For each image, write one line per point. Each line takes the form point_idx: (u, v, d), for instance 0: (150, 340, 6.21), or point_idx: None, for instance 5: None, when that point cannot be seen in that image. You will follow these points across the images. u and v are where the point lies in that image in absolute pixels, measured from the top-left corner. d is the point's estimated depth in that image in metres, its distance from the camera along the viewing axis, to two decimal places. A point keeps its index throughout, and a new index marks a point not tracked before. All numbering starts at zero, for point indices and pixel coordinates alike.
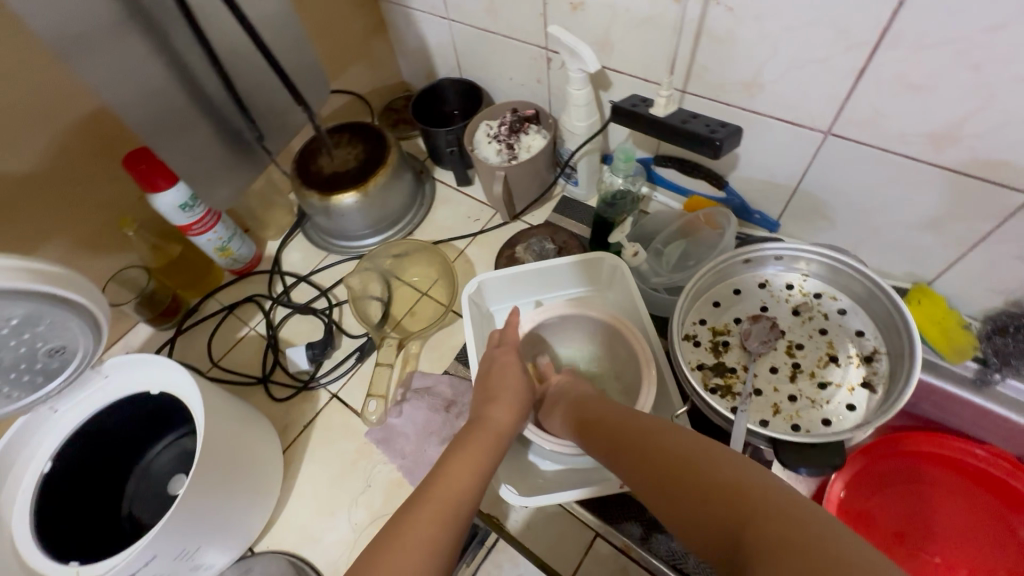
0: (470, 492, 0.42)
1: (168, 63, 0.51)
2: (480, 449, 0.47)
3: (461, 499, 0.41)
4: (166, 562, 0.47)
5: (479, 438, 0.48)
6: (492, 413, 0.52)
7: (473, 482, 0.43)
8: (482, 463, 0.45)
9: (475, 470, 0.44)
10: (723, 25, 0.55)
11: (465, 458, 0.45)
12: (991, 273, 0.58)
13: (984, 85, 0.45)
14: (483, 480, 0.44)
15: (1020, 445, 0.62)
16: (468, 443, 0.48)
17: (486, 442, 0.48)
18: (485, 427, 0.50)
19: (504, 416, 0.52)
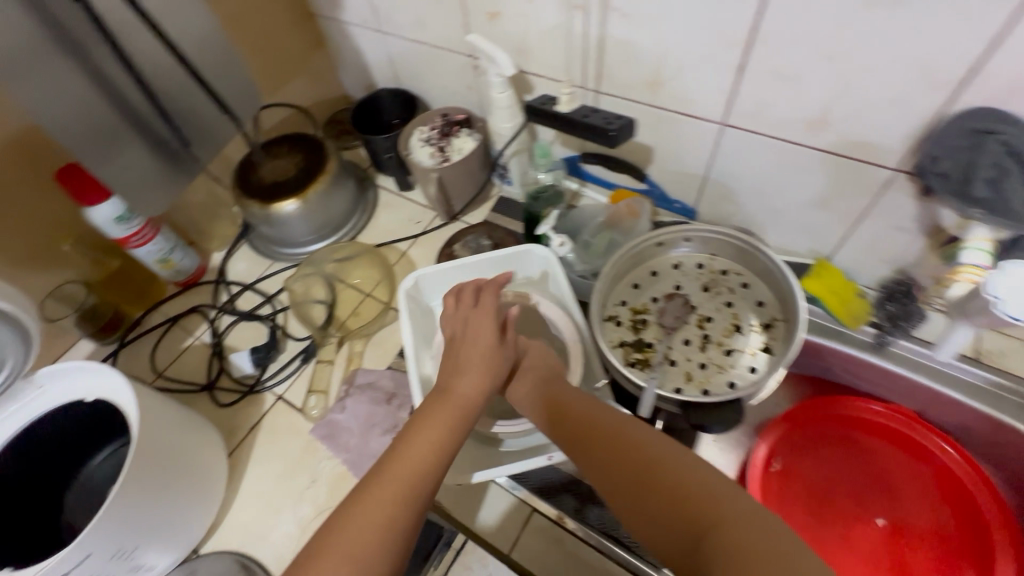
0: (429, 468, 0.44)
1: (89, 77, 0.53)
2: (442, 422, 0.47)
3: (417, 477, 0.43)
4: (101, 561, 0.48)
5: (443, 409, 0.48)
6: (453, 387, 0.50)
7: (432, 459, 0.44)
8: (443, 437, 0.46)
9: (434, 449, 0.45)
10: (622, 29, 0.60)
11: (429, 430, 0.46)
12: (877, 244, 0.64)
13: (842, 74, 0.51)
14: (445, 459, 0.45)
15: (915, 399, 0.67)
16: (430, 416, 0.47)
17: (448, 413, 0.48)
18: (451, 398, 0.49)
19: (463, 391, 0.49)
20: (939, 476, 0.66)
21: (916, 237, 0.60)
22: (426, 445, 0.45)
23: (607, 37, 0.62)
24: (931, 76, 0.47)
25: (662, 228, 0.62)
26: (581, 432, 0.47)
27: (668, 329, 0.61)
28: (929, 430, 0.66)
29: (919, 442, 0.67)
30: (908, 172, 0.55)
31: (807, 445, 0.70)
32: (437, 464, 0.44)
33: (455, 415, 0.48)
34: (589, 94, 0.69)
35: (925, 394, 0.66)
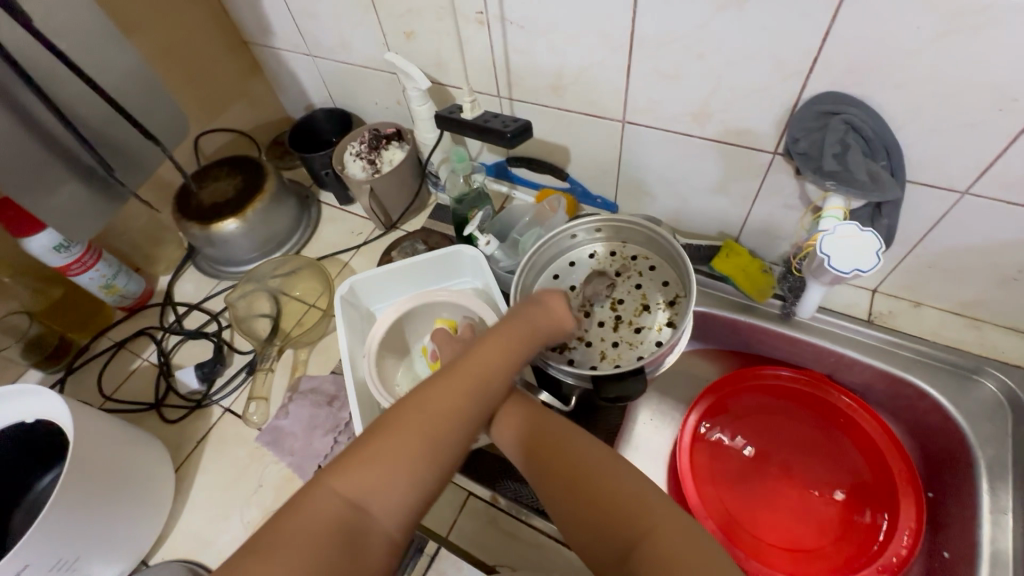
0: (455, 425, 0.44)
1: (10, 115, 0.56)
2: (482, 370, 0.48)
3: (444, 431, 0.43)
4: (42, 573, 0.50)
5: (480, 365, 0.48)
6: (441, 387, 0.46)
7: (460, 413, 0.45)
8: (471, 390, 0.46)
9: (464, 402, 0.46)
10: (521, 40, 0.65)
11: (453, 385, 0.46)
12: (773, 223, 0.69)
13: (712, 71, 0.56)
14: (474, 413, 0.46)
15: (822, 363, 0.73)
16: (452, 375, 0.46)
17: (480, 368, 0.48)
18: (491, 350, 0.50)
19: (454, 391, 0.45)
20: (851, 433, 0.72)
21: (802, 213, 0.65)
22: (454, 400, 0.45)
23: (510, 48, 0.66)
24: (782, 68, 0.53)
25: (574, 221, 0.66)
26: (537, 441, 0.50)
27: (585, 313, 0.66)
28: (835, 390, 0.71)
29: (829, 403, 0.72)
30: (783, 155, 0.60)
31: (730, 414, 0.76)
32: (466, 418, 0.45)
33: (500, 365, 0.49)
34: (504, 102, 0.74)
35: (831, 356, 0.71)
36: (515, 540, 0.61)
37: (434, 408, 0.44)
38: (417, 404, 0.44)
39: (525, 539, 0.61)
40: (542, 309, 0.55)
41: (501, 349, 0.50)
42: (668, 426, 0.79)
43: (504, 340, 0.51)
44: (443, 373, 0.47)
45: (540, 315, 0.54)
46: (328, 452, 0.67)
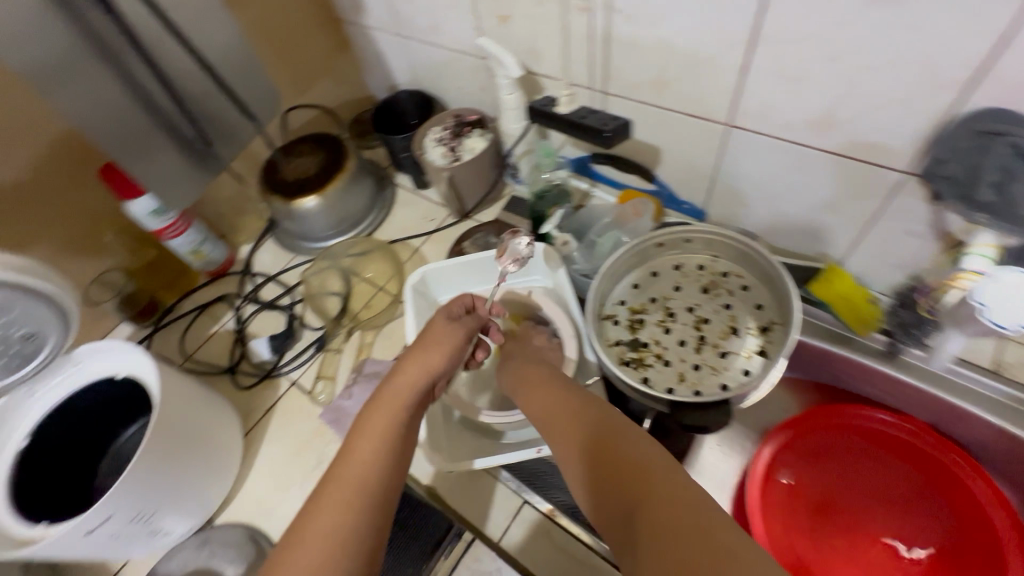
0: (384, 476, 0.43)
1: (123, 84, 0.58)
2: (387, 423, 0.47)
3: (374, 483, 0.43)
4: (122, 523, 0.53)
5: (386, 416, 0.48)
6: (369, 423, 0.47)
7: (381, 465, 0.44)
8: (388, 436, 0.46)
9: (386, 453, 0.45)
10: (626, 30, 0.60)
11: (372, 438, 0.46)
12: (890, 249, 0.61)
13: (846, 75, 0.50)
14: (399, 462, 0.45)
15: (929, 411, 0.65)
16: (376, 408, 0.48)
17: (390, 414, 0.48)
18: (389, 399, 0.49)
19: (378, 423, 0.47)
20: (952, 492, 0.64)
21: (929, 243, 0.57)
22: (374, 452, 0.45)
23: (612, 38, 0.62)
24: (937, 77, 0.45)
25: (664, 228, 0.61)
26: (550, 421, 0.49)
27: (665, 329, 0.62)
28: (942, 443, 0.64)
29: (932, 456, 0.65)
30: (919, 176, 0.53)
31: (814, 454, 0.70)
32: (395, 466, 0.45)
33: (399, 414, 0.48)
34: (597, 95, 0.70)
35: (944, 408, 0.63)
36: (569, 558, 0.59)
37: (360, 457, 0.44)
38: (349, 453, 0.45)
39: (579, 559, 0.58)
40: (425, 350, 0.54)
41: (398, 394, 0.50)
42: (737, 454, 0.74)
43: (396, 389, 0.50)
44: (369, 409, 0.49)
45: (416, 359, 0.53)
46: None
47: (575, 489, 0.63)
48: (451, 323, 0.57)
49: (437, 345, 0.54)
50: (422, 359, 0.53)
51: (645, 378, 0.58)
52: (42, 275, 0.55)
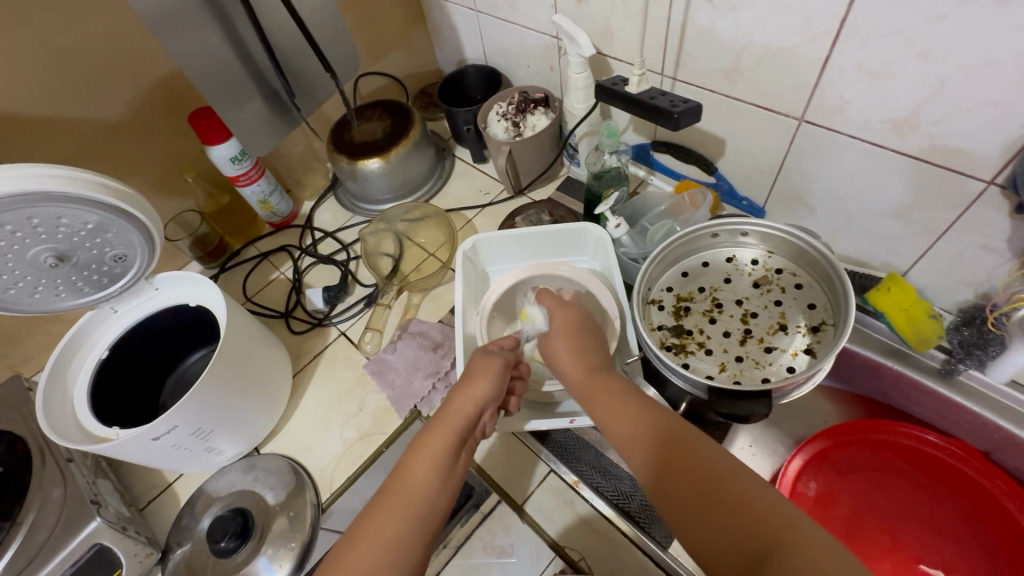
0: (431, 499, 0.47)
1: (225, 35, 0.62)
2: (440, 446, 0.49)
3: (423, 506, 0.46)
4: (183, 435, 0.57)
5: (437, 437, 0.50)
6: (414, 460, 0.48)
7: (431, 486, 0.47)
8: (441, 458, 0.49)
9: (434, 476, 0.48)
10: (705, 16, 0.59)
11: (425, 461, 0.48)
12: (960, 264, 0.59)
13: (937, 75, 0.48)
14: (448, 484, 0.48)
15: (980, 437, 0.63)
16: (422, 441, 0.50)
17: (444, 436, 0.50)
18: (445, 415, 0.51)
19: (423, 467, 0.48)
20: (993, 522, 0.62)
21: (1004, 259, 0.55)
22: (427, 477, 0.47)
23: (690, 22, 0.61)
24: None
25: (721, 219, 0.61)
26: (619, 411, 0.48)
27: (711, 320, 0.61)
28: (991, 471, 0.61)
29: (978, 483, 0.63)
30: (1002, 186, 0.50)
31: (851, 468, 0.68)
32: (442, 487, 0.48)
33: (452, 438, 0.50)
34: (666, 81, 0.70)
35: (995, 431, 0.61)
36: (588, 527, 0.62)
37: (407, 496, 0.46)
38: (396, 487, 0.47)
39: (599, 531, 0.61)
40: (472, 380, 0.53)
41: (448, 420, 0.51)
42: (768, 457, 0.73)
43: (451, 413, 0.51)
44: (417, 442, 0.50)
45: (467, 389, 0.52)
46: (426, 395, 0.70)
47: (602, 465, 0.65)
48: (489, 353, 0.56)
49: (484, 375, 0.53)
50: (468, 390, 0.52)
51: (685, 363, 0.58)
52: (142, 205, 0.59)
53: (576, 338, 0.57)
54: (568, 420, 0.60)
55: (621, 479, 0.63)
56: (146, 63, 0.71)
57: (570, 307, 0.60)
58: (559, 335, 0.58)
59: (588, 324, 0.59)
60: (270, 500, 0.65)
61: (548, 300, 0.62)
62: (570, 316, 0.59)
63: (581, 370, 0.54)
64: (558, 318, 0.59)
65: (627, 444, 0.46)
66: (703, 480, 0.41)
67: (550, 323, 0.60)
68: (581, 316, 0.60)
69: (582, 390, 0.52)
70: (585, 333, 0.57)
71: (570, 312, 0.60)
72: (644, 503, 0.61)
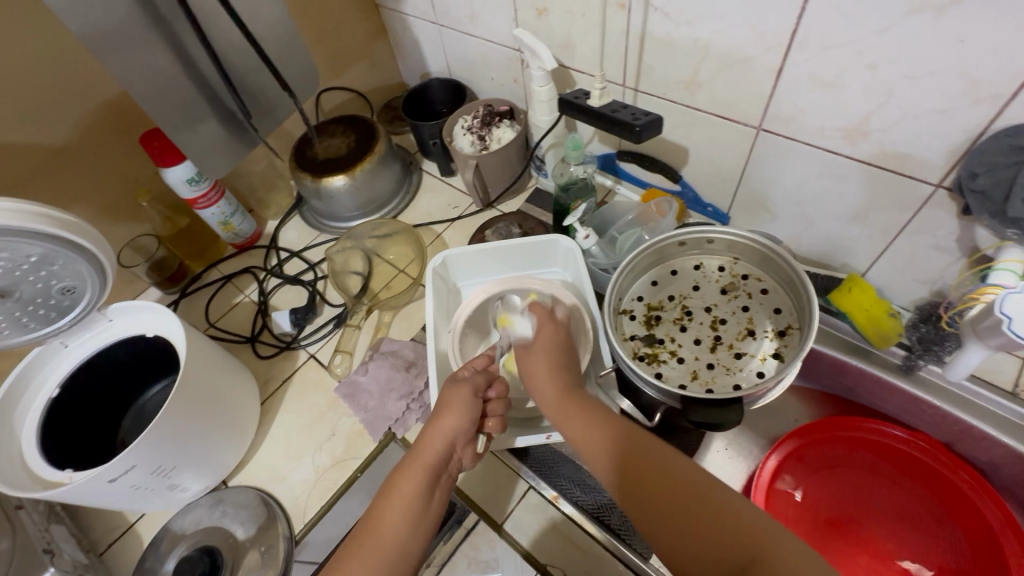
0: (405, 539, 0.47)
1: (174, 54, 0.60)
2: (411, 486, 0.49)
3: (396, 547, 0.46)
4: (143, 475, 0.55)
5: (411, 478, 0.50)
6: (387, 506, 0.48)
7: (404, 531, 0.47)
8: (414, 498, 0.49)
9: (407, 517, 0.48)
10: (663, 28, 0.60)
11: (398, 505, 0.48)
12: (916, 264, 0.61)
13: (884, 85, 0.49)
14: (422, 525, 0.48)
15: (943, 430, 0.65)
16: (392, 487, 0.49)
17: (417, 475, 0.50)
18: (417, 457, 0.51)
19: (397, 512, 0.48)
20: (962, 514, 0.64)
21: (955, 258, 0.57)
22: (401, 518, 0.47)
23: (648, 34, 0.62)
24: (975, 88, 0.45)
25: (686, 229, 0.62)
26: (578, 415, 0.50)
27: (681, 328, 0.62)
28: (955, 462, 0.63)
29: (943, 476, 0.64)
30: (949, 188, 0.52)
31: (823, 465, 0.70)
32: (416, 526, 0.48)
33: (425, 476, 0.50)
34: (628, 92, 0.70)
35: (955, 424, 0.63)
36: (572, 546, 0.61)
37: (379, 540, 0.46)
38: (370, 532, 0.47)
39: (579, 545, 0.61)
40: (439, 415, 0.53)
41: (420, 459, 0.51)
42: (743, 459, 0.74)
43: (422, 451, 0.51)
44: (391, 481, 0.50)
45: (436, 425, 0.52)
46: (400, 417, 0.69)
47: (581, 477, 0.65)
48: (458, 383, 0.55)
49: (453, 408, 0.53)
50: (435, 426, 0.53)
51: (658, 373, 0.59)
52: (88, 233, 0.56)
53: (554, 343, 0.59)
54: (544, 436, 0.60)
55: (600, 491, 0.63)
56: (91, 85, 0.68)
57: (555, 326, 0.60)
58: (540, 356, 0.57)
59: (566, 346, 0.59)
60: (240, 535, 0.63)
61: (539, 313, 0.62)
62: (553, 332, 0.60)
63: (554, 393, 0.53)
64: (542, 335, 0.60)
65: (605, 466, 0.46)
66: (677, 496, 0.41)
67: (534, 336, 0.60)
68: (564, 336, 0.60)
69: (557, 417, 0.52)
70: (564, 351, 0.58)
71: (547, 349, 0.58)
72: (624, 517, 0.61)
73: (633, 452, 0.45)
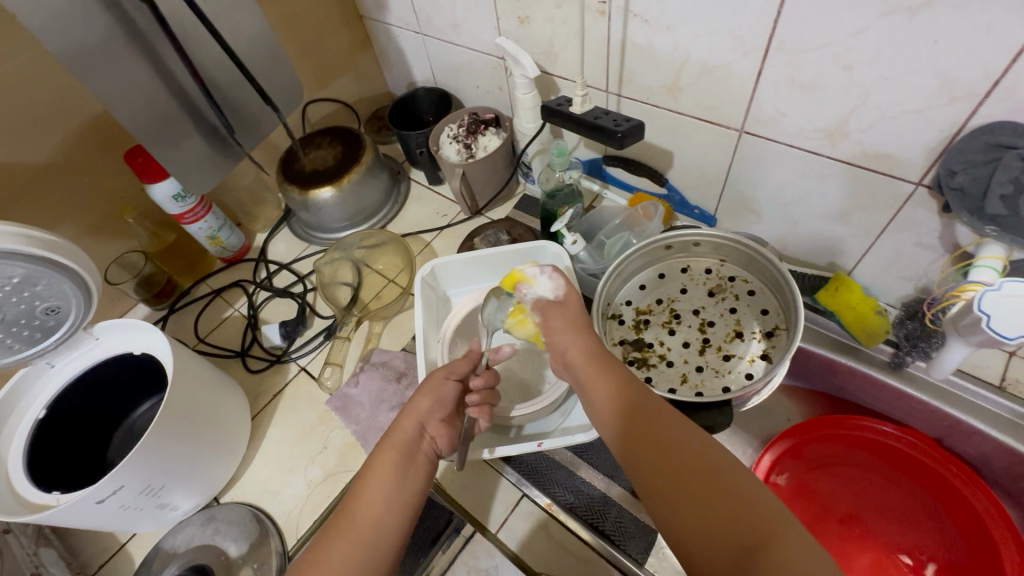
0: (380, 521, 0.46)
1: (155, 72, 0.60)
2: (385, 467, 0.49)
3: (371, 527, 0.46)
4: (131, 495, 0.54)
5: (385, 457, 0.50)
6: (362, 486, 0.48)
7: (379, 509, 0.47)
8: (388, 478, 0.49)
9: (382, 494, 0.48)
10: (642, 35, 0.61)
11: (373, 483, 0.48)
12: (900, 262, 0.61)
13: (860, 86, 0.50)
14: (399, 503, 0.48)
15: (934, 426, 0.65)
16: (368, 467, 0.50)
17: (391, 455, 0.50)
18: (392, 439, 0.52)
19: (372, 493, 0.47)
20: (953, 508, 0.64)
21: (939, 255, 0.57)
22: (377, 497, 0.47)
23: (629, 42, 0.62)
24: (950, 87, 0.45)
25: (672, 232, 0.62)
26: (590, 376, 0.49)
27: (670, 331, 0.62)
28: (945, 456, 0.63)
29: (934, 470, 0.65)
30: (929, 187, 0.52)
31: (815, 463, 0.70)
32: (392, 506, 0.47)
33: (398, 456, 0.50)
34: (611, 97, 0.71)
35: (945, 420, 0.63)
36: (565, 553, 0.60)
37: (356, 517, 0.46)
38: (345, 509, 0.47)
39: (573, 553, 0.60)
40: (411, 398, 0.54)
41: (393, 440, 0.51)
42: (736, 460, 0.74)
43: (394, 433, 0.52)
44: (368, 462, 0.51)
45: (408, 408, 0.53)
46: None
47: (574, 483, 0.65)
48: (435, 370, 0.57)
49: (424, 390, 0.54)
50: (408, 409, 0.53)
51: (647, 377, 0.59)
52: (71, 253, 0.56)
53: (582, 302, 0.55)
54: (537, 444, 0.60)
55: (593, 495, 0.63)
56: (73, 103, 0.67)
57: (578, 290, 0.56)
58: (565, 315, 0.53)
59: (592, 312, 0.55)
60: (232, 553, 0.62)
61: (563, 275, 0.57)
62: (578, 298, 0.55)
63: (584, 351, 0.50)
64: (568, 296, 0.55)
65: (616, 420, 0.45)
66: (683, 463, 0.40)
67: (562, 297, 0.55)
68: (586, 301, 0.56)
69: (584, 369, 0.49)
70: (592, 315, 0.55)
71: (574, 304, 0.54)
72: (618, 522, 0.61)
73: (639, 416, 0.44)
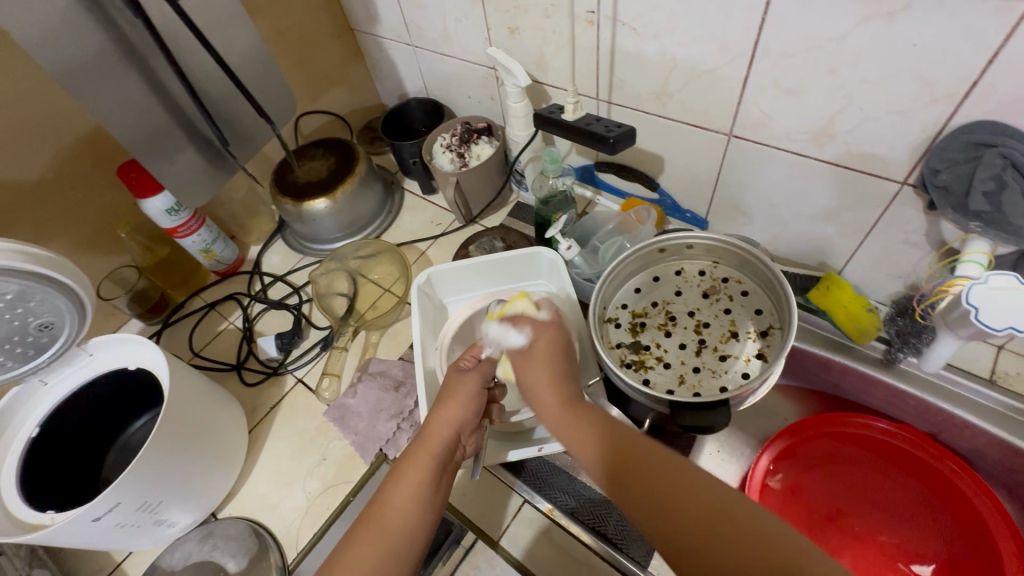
0: (410, 528, 0.46)
1: (149, 86, 0.61)
2: (418, 474, 0.49)
3: (403, 533, 0.46)
4: (129, 511, 0.53)
5: (416, 463, 0.49)
6: (391, 496, 0.47)
7: (410, 518, 0.46)
8: (421, 488, 0.48)
9: (415, 503, 0.47)
10: (631, 43, 0.62)
11: (405, 490, 0.48)
12: (889, 259, 0.63)
13: (843, 88, 0.51)
14: (429, 512, 0.48)
15: (926, 421, 0.66)
16: (399, 471, 0.49)
17: (424, 463, 0.49)
18: (423, 444, 0.51)
19: (403, 501, 0.47)
20: (951, 502, 0.64)
21: (925, 252, 0.59)
22: (406, 504, 0.47)
23: (617, 49, 0.64)
24: (929, 89, 0.47)
25: (665, 235, 0.63)
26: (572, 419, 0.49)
27: (666, 333, 0.63)
28: (940, 451, 0.64)
29: (931, 465, 0.65)
30: (915, 185, 0.54)
31: (812, 462, 0.71)
32: (423, 517, 0.47)
33: (432, 466, 0.50)
34: (602, 105, 0.72)
35: (938, 415, 0.64)
36: (566, 557, 0.60)
37: (388, 523, 0.46)
38: (378, 515, 0.46)
39: (576, 557, 0.60)
40: (443, 403, 0.52)
41: (426, 448, 0.50)
42: (735, 460, 0.75)
43: (426, 441, 0.51)
44: (400, 465, 0.50)
45: (439, 414, 0.52)
46: (391, 437, 0.68)
47: (574, 488, 0.65)
48: (464, 372, 0.55)
49: (456, 397, 0.53)
50: (440, 415, 0.52)
51: (645, 380, 0.60)
52: (62, 268, 0.55)
53: (548, 338, 0.55)
54: (536, 449, 0.60)
55: (593, 500, 0.63)
56: (66, 119, 0.67)
57: (549, 329, 0.56)
58: (539, 363, 0.54)
59: (567, 349, 0.56)
60: (231, 568, 0.61)
61: (527, 322, 0.57)
62: (550, 336, 0.56)
63: (557, 402, 0.50)
64: (538, 340, 0.55)
65: (601, 475, 0.45)
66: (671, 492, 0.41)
67: (532, 344, 0.55)
68: (562, 337, 0.56)
69: (557, 424, 0.49)
70: (563, 355, 0.54)
71: (546, 359, 0.54)
72: (620, 526, 0.61)
73: (624, 450, 0.45)
